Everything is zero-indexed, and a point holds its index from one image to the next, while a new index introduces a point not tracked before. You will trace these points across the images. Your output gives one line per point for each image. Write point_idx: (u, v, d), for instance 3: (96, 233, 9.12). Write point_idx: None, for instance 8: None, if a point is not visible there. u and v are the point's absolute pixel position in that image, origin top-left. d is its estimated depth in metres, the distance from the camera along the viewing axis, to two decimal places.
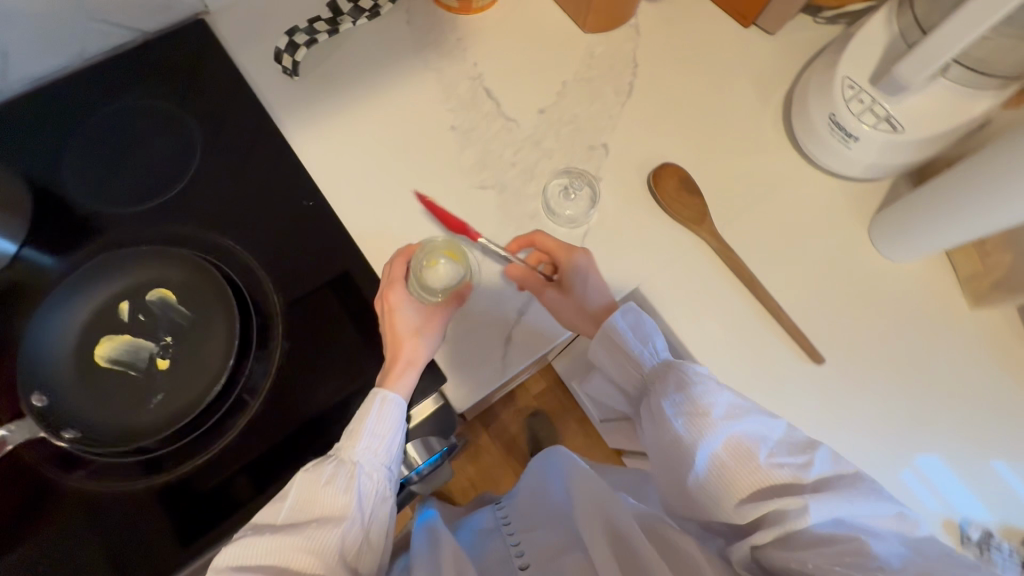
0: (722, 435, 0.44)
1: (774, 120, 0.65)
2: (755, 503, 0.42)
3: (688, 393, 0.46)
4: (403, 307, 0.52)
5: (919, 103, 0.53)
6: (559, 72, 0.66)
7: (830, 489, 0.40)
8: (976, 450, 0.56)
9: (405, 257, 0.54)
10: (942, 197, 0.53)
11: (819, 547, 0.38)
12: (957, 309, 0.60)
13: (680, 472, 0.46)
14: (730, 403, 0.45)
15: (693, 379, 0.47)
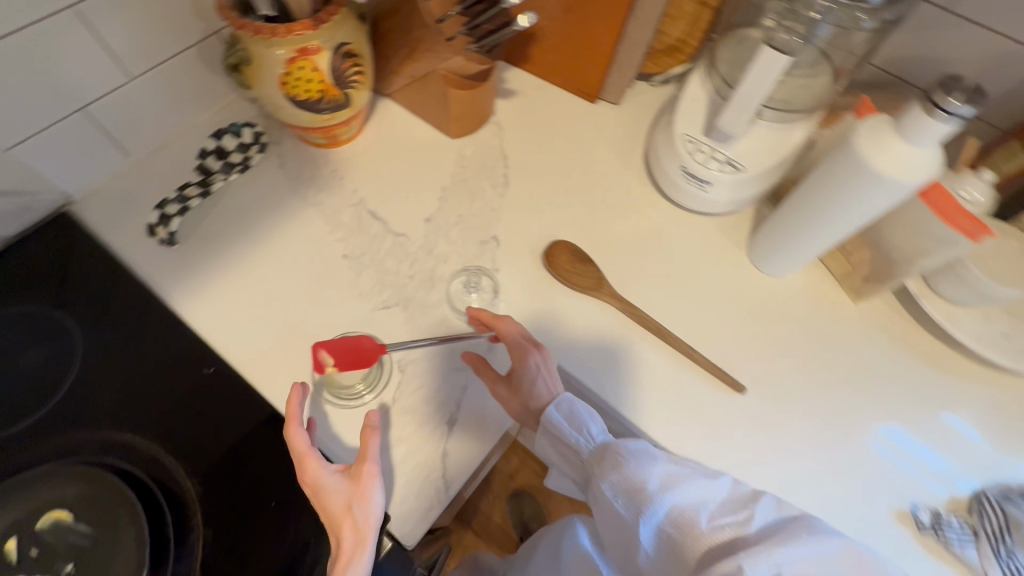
0: (664, 505, 0.44)
1: (638, 179, 0.71)
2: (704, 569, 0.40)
3: (624, 472, 0.47)
4: (326, 481, 0.45)
5: (749, 144, 0.60)
6: (437, 180, 0.70)
7: (767, 539, 0.39)
8: (921, 417, 0.59)
9: (298, 425, 0.47)
10: (795, 215, 0.57)
11: None
12: (846, 306, 0.65)
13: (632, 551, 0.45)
14: (667, 473, 0.46)
15: (628, 456, 0.47)
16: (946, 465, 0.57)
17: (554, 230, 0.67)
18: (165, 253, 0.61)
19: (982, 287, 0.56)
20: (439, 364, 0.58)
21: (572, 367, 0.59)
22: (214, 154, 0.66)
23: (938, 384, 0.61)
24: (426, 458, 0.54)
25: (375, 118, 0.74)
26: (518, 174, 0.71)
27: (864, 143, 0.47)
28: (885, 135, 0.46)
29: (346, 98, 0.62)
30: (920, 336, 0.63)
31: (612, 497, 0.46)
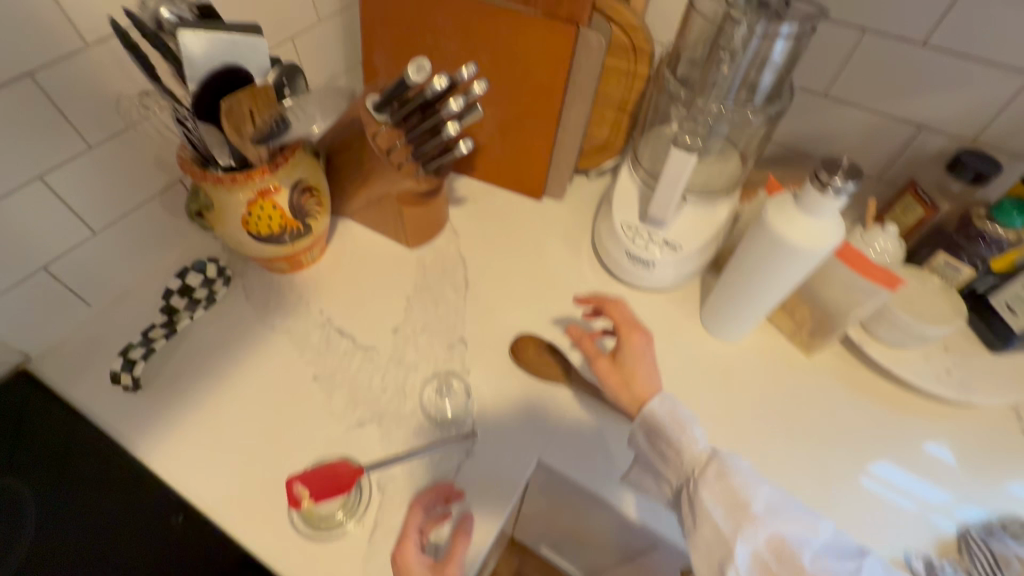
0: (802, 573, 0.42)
1: (589, 266, 0.76)
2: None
3: (777, 550, 0.43)
4: (416, 567, 0.48)
5: (682, 226, 0.66)
6: (400, 289, 0.73)
7: None
8: (908, 451, 0.61)
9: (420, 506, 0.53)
10: (735, 284, 0.62)
11: None
12: (801, 361, 0.68)
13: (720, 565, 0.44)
14: (815, 555, 0.43)
15: (794, 541, 0.43)
16: (940, 493, 0.59)
17: (518, 324, 0.70)
18: (130, 399, 0.61)
19: (914, 328, 0.61)
20: (419, 476, 0.57)
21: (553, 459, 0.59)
22: (178, 293, 0.67)
23: (901, 423, 0.63)
24: None
25: (336, 238, 0.78)
26: (478, 274, 0.75)
27: (774, 222, 0.52)
28: (789, 211, 0.52)
29: (306, 227, 0.66)
30: (874, 379, 0.66)
31: (706, 504, 0.46)
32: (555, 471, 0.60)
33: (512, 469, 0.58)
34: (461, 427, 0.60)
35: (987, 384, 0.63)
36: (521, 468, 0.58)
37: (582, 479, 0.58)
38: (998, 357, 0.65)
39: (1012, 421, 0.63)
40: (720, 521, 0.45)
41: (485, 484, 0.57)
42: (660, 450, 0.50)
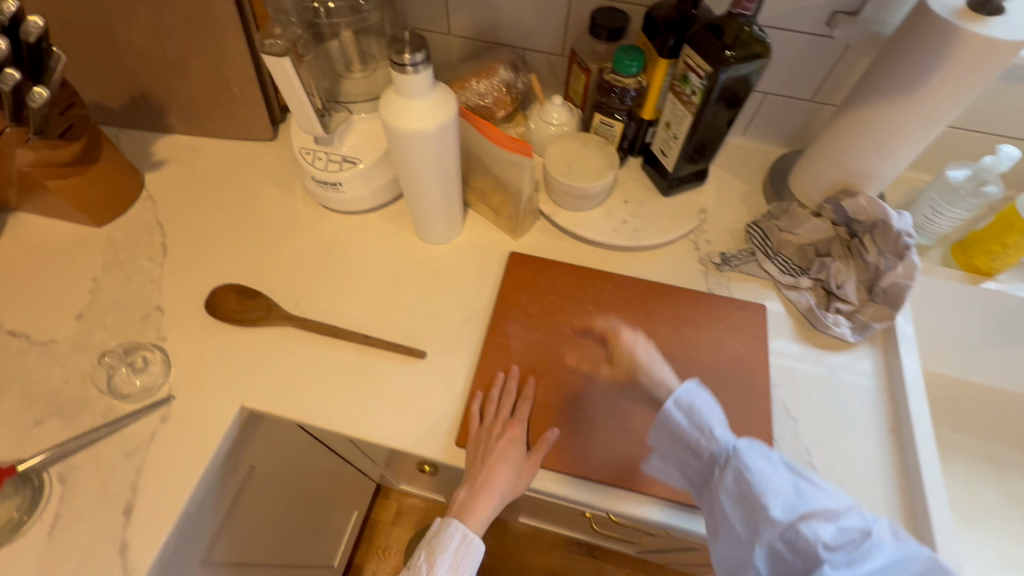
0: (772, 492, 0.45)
1: (304, 202, 0.74)
2: (753, 491, 0.46)
3: (750, 468, 0.46)
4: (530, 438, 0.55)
5: (354, 138, 0.65)
6: (87, 271, 0.66)
7: (831, 521, 0.43)
8: (772, 308, 0.67)
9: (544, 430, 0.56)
10: (411, 192, 0.64)
11: (774, 506, 0.45)
12: (507, 244, 0.71)
13: (703, 435, 0.49)
14: (784, 497, 0.45)
15: (765, 470, 0.46)
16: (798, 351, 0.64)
17: (221, 276, 0.66)
18: None
19: (580, 189, 0.65)
20: (108, 456, 0.54)
21: (258, 399, 0.58)
22: None
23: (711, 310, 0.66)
24: (102, 561, 0.49)
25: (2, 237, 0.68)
26: (179, 238, 0.70)
27: (387, 115, 0.52)
28: (395, 99, 0.51)
29: None
30: (573, 246, 0.71)
31: (756, 470, 0.46)
32: (262, 412, 0.59)
33: (212, 419, 0.57)
34: (155, 394, 0.58)
35: (661, 226, 0.69)
36: (222, 414, 0.57)
37: (284, 408, 0.58)
38: (671, 200, 0.71)
39: (691, 252, 0.71)
40: (760, 485, 0.46)
41: (185, 441, 0.55)
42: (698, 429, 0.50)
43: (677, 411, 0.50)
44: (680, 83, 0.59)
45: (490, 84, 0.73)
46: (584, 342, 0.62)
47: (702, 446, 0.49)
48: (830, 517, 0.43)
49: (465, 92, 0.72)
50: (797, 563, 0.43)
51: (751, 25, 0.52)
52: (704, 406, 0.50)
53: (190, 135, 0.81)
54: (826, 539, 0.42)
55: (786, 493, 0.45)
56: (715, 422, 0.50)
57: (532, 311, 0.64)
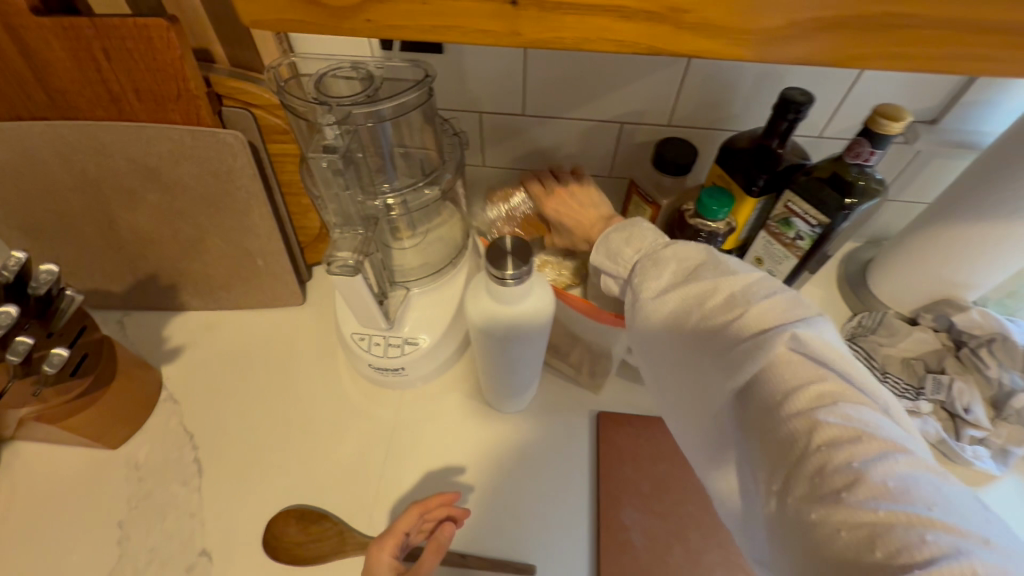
0: (851, 423, 0.35)
1: (352, 377, 0.65)
2: (807, 403, 0.37)
3: (841, 414, 0.36)
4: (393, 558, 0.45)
5: (415, 318, 0.57)
6: (109, 515, 0.55)
7: (912, 499, 0.32)
8: None
9: (402, 530, 0.47)
10: (490, 371, 0.56)
11: (817, 408, 0.37)
12: (592, 400, 0.64)
13: (786, 358, 0.39)
14: (848, 417, 0.36)
15: (870, 421, 0.36)
16: None
17: (273, 498, 0.56)
18: None
19: None
20: None
21: None
22: None
23: None
24: None
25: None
26: (215, 450, 0.60)
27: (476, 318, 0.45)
28: (489, 304, 0.45)
29: None
30: None
31: (840, 411, 0.36)
32: None
33: None
34: None
35: None
36: None
37: None
38: None
39: None
40: (837, 425, 0.35)
41: None
42: (805, 369, 0.39)
43: (797, 376, 0.38)
44: (780, 225, 0.53)
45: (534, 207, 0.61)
46: (713, 524, 0.55)
47: (782, 366, 0.39)
48: (819, 355, 0.39)
49: (503, 205, 0.63)
50: (794, 460, 0.37)
51: (867, 171, 0.47)
52: (835, 337, 0.41)
53: (206, 311, 0.71)
54: (879, 484, 0.33)
55: (869, 455, 0.34)
56: (837, 385, 0.38)
57: (643, 489, 0.57)
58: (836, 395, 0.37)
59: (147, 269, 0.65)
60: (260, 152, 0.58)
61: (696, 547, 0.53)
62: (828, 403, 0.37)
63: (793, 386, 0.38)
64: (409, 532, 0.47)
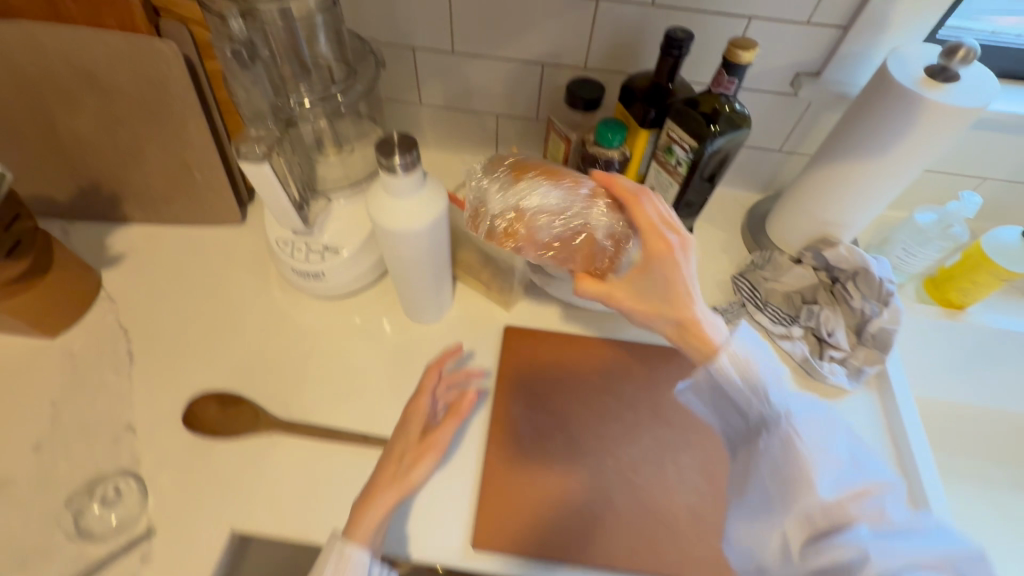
0: (839, 497, 0.40)
1: (282, 288, 0.70)
2: (811, 485, 0.40)
3: (845, 503, 0.39)
4: (427, 400, 0.54)
5: (335, 227, 0.62)
6: (42, 394, 0.60)
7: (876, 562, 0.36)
8: None
9: (428, 386, 0.55)
10: (401, 277, 0.61)
11: (814, 486, 0.40)
12: (502, 317, 0.70)
13: (814, 461, 0.42)
14: (840, 501, 0.39)
15: (862, 489, 0.40)
16: None
17: (199, 384, 0.62)
18: None
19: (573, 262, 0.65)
20: None
21: (251, 522, 0.54)
22: None
23: None
24: None
25: None
26: (146, 344, 0.65)
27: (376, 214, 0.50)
28: (386, 199, 0.49)
29: None
30: (571, 313, 0.70)
31: (849, 506, 0.39)
32: (258, 535, 0.54)
33: (204, 549, 0.52)
34: (132, 531, 0.52)
35: None
36: (212, 548, 0.52)
37: (281, 530, 0.54)
38: None
39: None
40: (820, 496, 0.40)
41: None
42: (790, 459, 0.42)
43: (793, 464, 0.41)
44: (664, 153, 0.60)
45: (551, 184, 0.53)
46: (593, 418, 0.61)
47: (801, 463, 0.42)
48: (811, 436, 0.42)
49: (514, 197, 0.53)
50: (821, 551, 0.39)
51: (730, 102, 0.54)
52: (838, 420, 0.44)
53: (149, 225, 0.75)
54: None
55: (840, 523, 0.39)
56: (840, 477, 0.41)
57: (535, 390, 0.63)
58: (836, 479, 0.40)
59: (89, 177, 0.69)
60: (194, 63, 0.61)
61: (576, 437, 0.60)
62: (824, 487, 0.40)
63: (791, 464, 0.42)
64: (434, 387, 0.55)
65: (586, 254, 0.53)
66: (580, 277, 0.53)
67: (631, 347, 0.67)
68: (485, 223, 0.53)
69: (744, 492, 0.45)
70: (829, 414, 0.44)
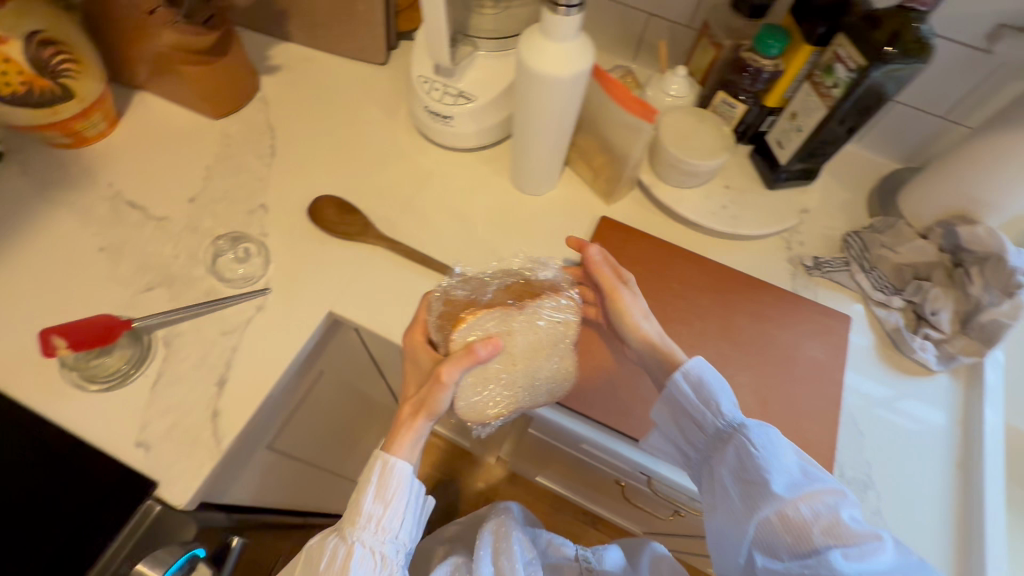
0: (745, 443, 0.47)
1: (407, 130, 0.76)
2: (681, 412, 0.51)
3: (733, 453, 0.47)
4: (428, 346, 0.55)
5: (473, 76, 0.65)
6: (200, 160, 0.70)
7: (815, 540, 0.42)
8: (858, 322, 0.66)
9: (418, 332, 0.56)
10: (522, 139, 0.65)
11: (687, 410, 0.51)
12: (599, 208, 0.71)
13: (684, 396, 0.51)
14: (743, 457, 0.46)
15: (756, 442, 0.46)
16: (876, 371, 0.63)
17: (323, 189, 0.69)
18: None
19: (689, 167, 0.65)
20: (207, 330, 0.58)
21: (344, 308, 0.62)
22: None
23: (799, 312, 0.65)
24: (195, 422, 0.53)
25: (126, 113, 0.72)
26: (287, 145, 0.72)
27: (524, 57, 0.53)
28: (537, 43, 0.51)
29: (65, 88, 0.60)
30: (668, 222, 0.70)
31: (731, 454, 0.47)
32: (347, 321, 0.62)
33: (305, 316, 0.60)
34: (253, 285, 0.61)
35: (761, 218, 0.68)
36: (311, 317, 0.61)
37: (368, 322, 0.61)
38: (771, 193, 0.69)
39: (783, 251, 0.69)
40: (734, 470, 0.47)
41: (276, 334, 0.59)
42: (688, 428, 0.52)
43: (672, 385, 0.51)
44: (822, 73, 0.57)
45: (518, 308, 0.56)
46: (662, 318, 0.63)
47: (682, 397, 0.51)
48: (690, 374, 0.50)
49: (477, 334, 0.54)
50: (785, 542, 0.44)
51: (920, 25, 0.50)
52: (716, 378, 0.51)
53: (305, 48, 0.82)
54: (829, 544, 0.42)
55: (762, 494, 0.45)
56: (723, 409, 0.49)
57: None
58: (727, 423, 0.49)
59: None
60: None
61: None
62: (702, 430, 0.51)
63: (713, 442, 0.50)
64: (427, 328, 0.56)
65: (552, 300, 0.58)
66: (580, 314, 0.56)
67: (720, 266, 0.67)
68: (446, 344, 0.54)
69: (678, 431, 0.53)
70: (706, 368, 0.51)
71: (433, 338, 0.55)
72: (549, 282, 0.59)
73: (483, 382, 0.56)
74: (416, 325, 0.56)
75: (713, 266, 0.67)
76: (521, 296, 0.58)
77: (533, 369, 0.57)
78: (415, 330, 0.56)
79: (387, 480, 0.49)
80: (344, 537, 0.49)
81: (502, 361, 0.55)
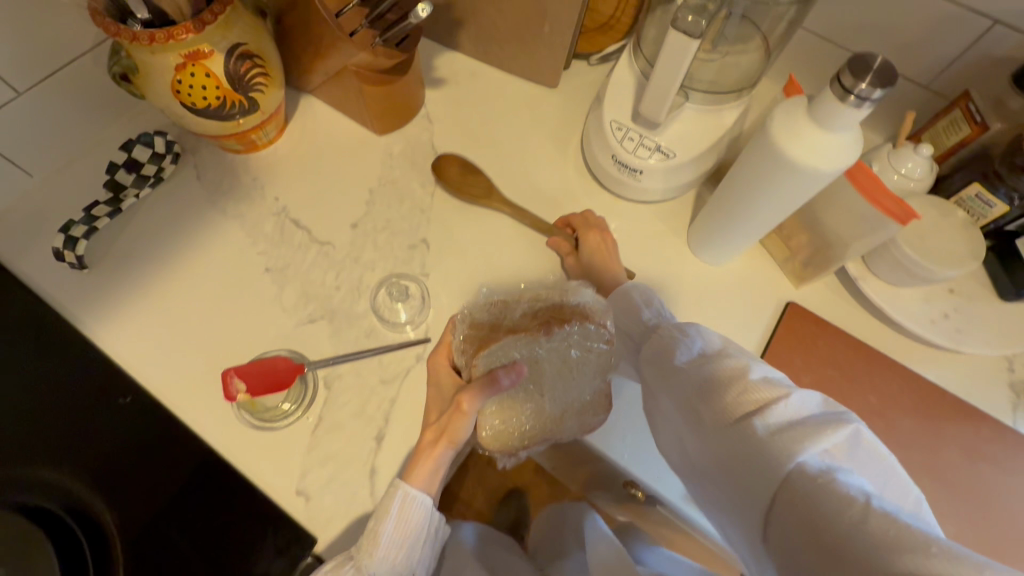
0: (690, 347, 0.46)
1: (576, 168, 0.69)
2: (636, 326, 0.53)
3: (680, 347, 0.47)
4: (455, 364, 0.52)
5: (676, 130, 0.58)
6: (364, 180, 0.67)
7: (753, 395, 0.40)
8: None
9: (440, 352, 0.53)
10: (722, 212, 0.57)
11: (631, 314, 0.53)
12: (784, 289, 0.63)
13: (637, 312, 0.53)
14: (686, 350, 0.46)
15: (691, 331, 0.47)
16: None
17: (487, 229, 0.65)
18: (77, 278, 0.58)
19: (920, 268, 0.55)
20: (367, 377, 0.56)
21: None
22: (124, 167, 0.60)
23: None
24: (354, 478, 0.52)
25: (293, 119, 0.69)
26: None
27: (779, 142, 0.45)
28: (802, 126, 0.44)
29: (252, 102, 0.58)
30: (865, 318, 0.62)
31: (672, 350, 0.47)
32: None
33: None
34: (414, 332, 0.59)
35: (989, 336, 0.58)
36: None
37: None
38: (1005, 306, 0.59)
39: (1004, 373, 0.59)
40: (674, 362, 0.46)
41: None
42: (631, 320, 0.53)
43: (622, 307, 0.54)
44: None
45: (545, 334, 0.50)
46: None
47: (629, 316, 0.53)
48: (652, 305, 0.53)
49: (499, 357, 0.50)
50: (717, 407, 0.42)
51: None
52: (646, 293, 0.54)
53: (472, 60, 0.76)
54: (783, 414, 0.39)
55: (701, 372, 0.44)
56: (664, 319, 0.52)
57: (806, 379, 0.57)
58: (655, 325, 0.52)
59: None
60: None
61: None
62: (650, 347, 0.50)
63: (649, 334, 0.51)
64: (452, 344, 0.53)
65: (583, 332, 0.51)
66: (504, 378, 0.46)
67: (930, 384, 0.58)
68: (469, 370, 0.50)
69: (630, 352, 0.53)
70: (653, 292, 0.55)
71: (458, 361, 0.52)
72: (582, 308, 0.51)
73: (510, 407, 0.53)
74: (441, 344, 0.54)
75: (921, 383, 0.58)
76: (551, 323, 0.50)
77: (558, 389, 0.53)
78: (441, 354, 0.53)
79: (405, 514, 0.45)
80: (359, 571, 0.44)
81: (526, 385, 0.53)
